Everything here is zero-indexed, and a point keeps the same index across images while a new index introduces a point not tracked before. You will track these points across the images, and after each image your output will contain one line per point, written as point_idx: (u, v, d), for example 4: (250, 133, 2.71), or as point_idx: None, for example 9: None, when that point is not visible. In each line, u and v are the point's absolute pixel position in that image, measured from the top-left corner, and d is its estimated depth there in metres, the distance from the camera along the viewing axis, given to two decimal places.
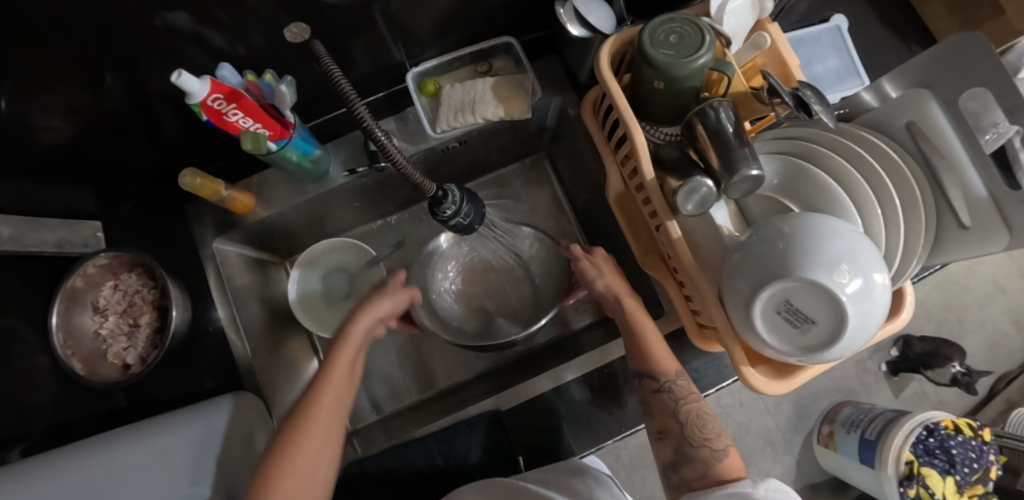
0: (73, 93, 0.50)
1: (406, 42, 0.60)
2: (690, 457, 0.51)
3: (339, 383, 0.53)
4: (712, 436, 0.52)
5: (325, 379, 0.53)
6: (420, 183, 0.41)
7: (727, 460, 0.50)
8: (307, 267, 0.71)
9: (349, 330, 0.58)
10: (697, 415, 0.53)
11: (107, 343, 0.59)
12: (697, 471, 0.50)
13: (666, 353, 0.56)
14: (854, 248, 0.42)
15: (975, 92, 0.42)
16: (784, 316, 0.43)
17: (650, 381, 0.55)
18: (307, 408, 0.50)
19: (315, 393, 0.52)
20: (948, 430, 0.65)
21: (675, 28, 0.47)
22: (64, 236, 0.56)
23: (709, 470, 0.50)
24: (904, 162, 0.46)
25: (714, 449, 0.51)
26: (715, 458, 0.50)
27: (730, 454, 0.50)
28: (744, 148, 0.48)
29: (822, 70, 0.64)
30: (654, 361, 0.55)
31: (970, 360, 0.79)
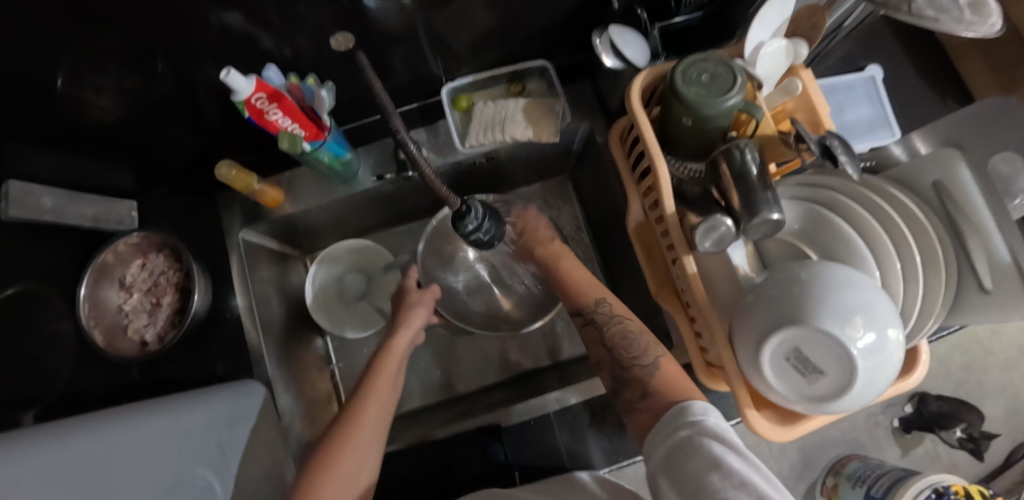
0: (125, 78, 0.53)
1: (443, 56, 0.62)
2: (624, 379, 0.50)
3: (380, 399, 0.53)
4: (640, 352, 0.50)
5: (369, 391, 0.54)
6: (446, 197, 0.42)
7: (661, 373, 0.48)
8: (328, 264, 0.73)
9: (392, 344, 0.59)
10: (623, 334, 0.52)
11: (129, 318, 0.61)
12: (636, 393, 0.48)
13: (589, 285, 0.59)
14: (870, 302, 0.42)
15: (1007, 156, 0.44)
16: (792, 364, 0.43)
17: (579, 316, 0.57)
18: (349, 421, 0.51)
19: (357, 409, 0.52)
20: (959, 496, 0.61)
21: (708, 68, 0.47)
22: (100, 212, 0.59)
23: (646, 387, 0.48)
24: (927, 220, 0.45)
25: (644, 366, 0.49)
26: (648, 372, 0.49)
27: (661, 366, 0.49)
28: (767, 191, 0.48)
29: (855, 118, 0.64)
30: (578, 295, 0.58)
31: (988, 425, 0.76)
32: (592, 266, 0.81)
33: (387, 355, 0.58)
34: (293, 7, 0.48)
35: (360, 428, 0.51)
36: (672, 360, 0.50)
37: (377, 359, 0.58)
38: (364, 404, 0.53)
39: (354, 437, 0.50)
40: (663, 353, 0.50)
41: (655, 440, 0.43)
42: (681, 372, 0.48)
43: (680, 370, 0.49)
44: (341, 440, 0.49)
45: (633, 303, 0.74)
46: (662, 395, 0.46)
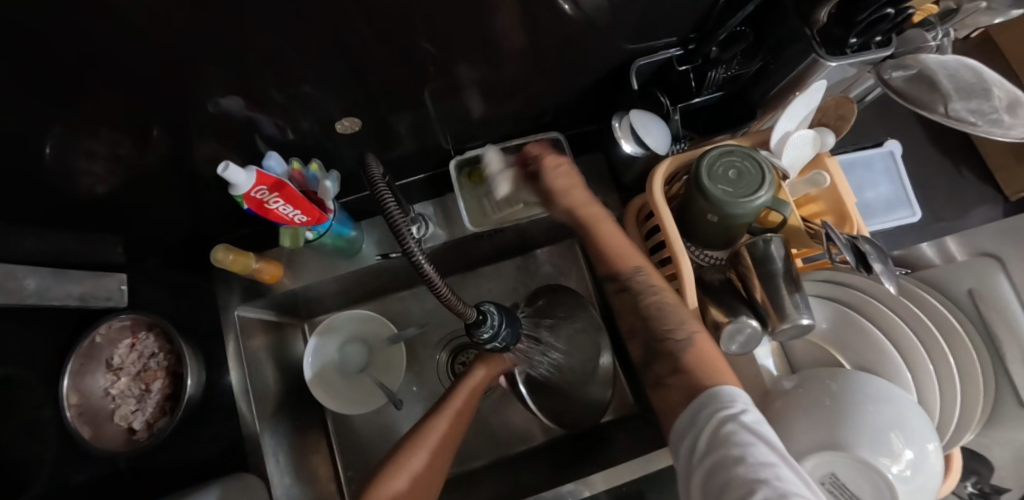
0: (117, 153, 0.50)
1: (452, 127, 0.60)
2: (657, 352, 0.47)
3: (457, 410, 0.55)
4: (674, 325, 0.46)
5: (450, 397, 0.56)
6: (461, 311, 0.40)
7: (694, 352, 0.44)
8: (326, 336, 0.69)
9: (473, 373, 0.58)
10: (657, 306, 0.48)
11: (115, 403, 0.57)
12: (668, 367, 0.45)
13: (629, 249, 0.52)
14: (904, 421, 0.40)
15: None
16: (827, 489, 0.41)
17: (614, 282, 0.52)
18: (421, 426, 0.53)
19: (432, 413, 0.54)
20: None
21: (735, 163, 0.46)
22: (88, 289, 0.56)
23: (678, 364, 0.44)
24: (962, 329, 0.44)
25: (678, 340, 0.46)
26: (683, 349, 0.45)
27: (696, 342, 0.45)
28: (795, 293, 0.45)
29: (873, 197, 0.62)
30: (614, 258, 0.52)
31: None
32: None
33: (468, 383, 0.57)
34: (296, 89, 0.46)
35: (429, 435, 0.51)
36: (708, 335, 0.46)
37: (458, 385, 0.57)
38: (440, 412, 0.54)
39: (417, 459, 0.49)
40: (698, 328, 0.46)
41: (685, 428, 0.40)
42: (716, 351, 0.44)
43: (710, 341, 0.46)
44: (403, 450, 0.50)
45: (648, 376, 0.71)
46: (695, 374, 0.42)
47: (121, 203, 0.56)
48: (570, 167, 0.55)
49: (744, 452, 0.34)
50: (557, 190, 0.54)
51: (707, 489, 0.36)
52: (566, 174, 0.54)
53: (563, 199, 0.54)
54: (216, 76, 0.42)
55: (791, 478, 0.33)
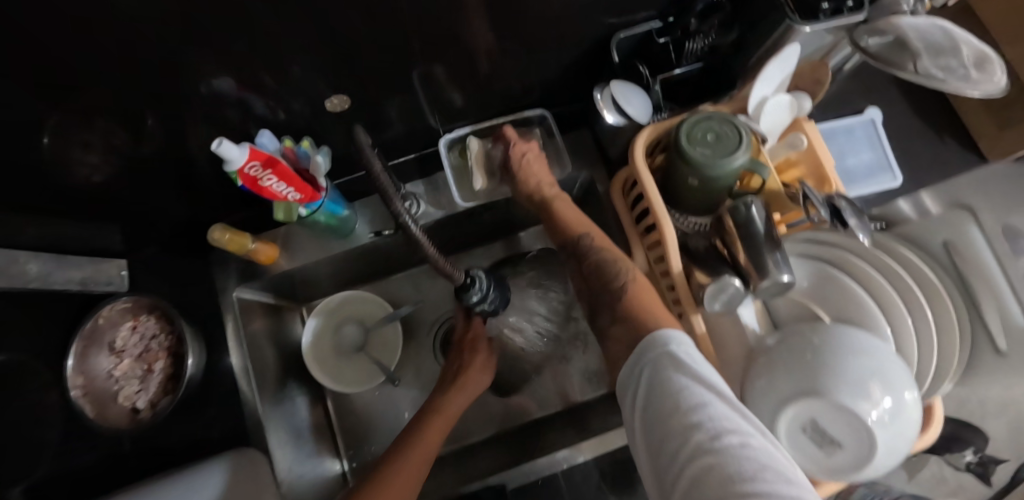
0: (112, 141, 0.51)
1: (438, 107, 0.61)
2: (600, 305, 0.52)
3: (440, 427, 0.55)
4: (612, 277, 0.52)
5: (433, 416, 0.56)
6: (452, 274, 0.40)
7: (631, 297, 0.49)
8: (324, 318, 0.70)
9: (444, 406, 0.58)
10: (602, 262, 0.53)
11: (119, 384, 0.58)
12: (609, 315, 0.50)
13: (584, 220, 0.57)
14: (885, 370, 0.41)
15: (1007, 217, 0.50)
16: (808, 435, 0.42)
17: (568, 249, 0.57)
18: (406, 440, 0.53)
19: (417, 430, 0.54)
20: None
21: (714, 127, 0.47)
22: (88, 274, 0.57)
23: (615, 312, 0.49)
24: (938, 281, 0.45)
25: (616, 291, 0.50)
26: (617, 297, 0.50)
27: (632, 289, 0.50)
28: (776, 252, 0.47)
29: (856, 163, 0.64)
30: (566, 227, 0.57)
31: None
32: None
33: (434, 414, 0.56)
34: (286, 71, 0.47)
35: (415, 447, 0.52)
36: (644, 283, 0.51)
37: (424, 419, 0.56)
38: (425, 429, 0.54)
39: None
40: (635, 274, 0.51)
41: (629, 373, 0.44)
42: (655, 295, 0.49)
43: (647, 285, 0.51)
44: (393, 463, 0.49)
45: None
46: (634, 315, 0.47)
47: (117, 193, 0.57)
48: (538, 151, 0.61)
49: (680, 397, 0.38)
50: (525, 174, 0.59)
51: (649, 434, 0.40)
52: (535, 158, 0.60)
53: (529, 176, 0.59)
54: (204, 58, 0.43)
55: (722, 413, 0.37)
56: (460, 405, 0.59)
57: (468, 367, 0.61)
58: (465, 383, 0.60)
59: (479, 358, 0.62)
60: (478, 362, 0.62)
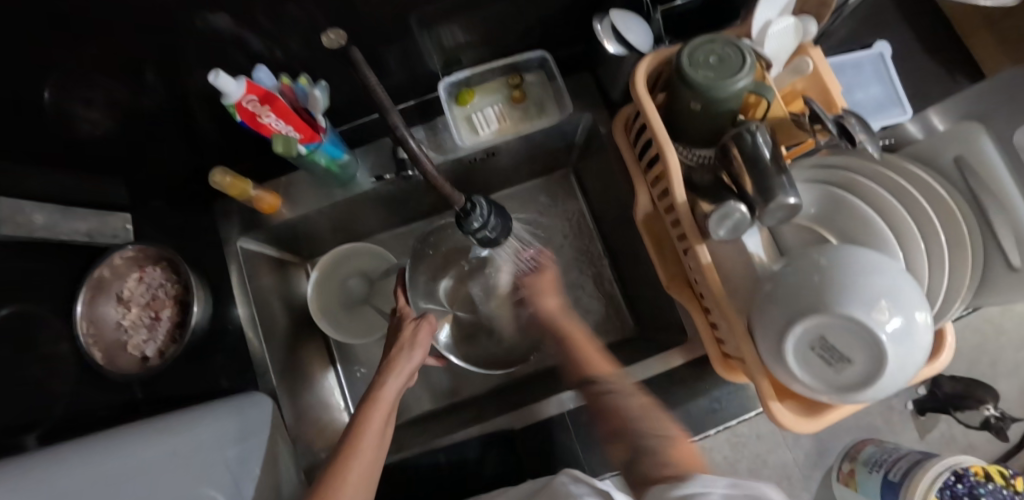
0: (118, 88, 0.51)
1: (438, 51, 0.60)
2: (643, 446, 0.47)
3: (383, 419, 0.48)
4: (647, 422, 0.49)
5: (370, 407, 0.48)
6: (452, 195, 0.41)
7: (677, 448, 0.47)
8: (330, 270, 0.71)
9: (376, 392, 0.49)
10: (654, 406, 0.51)
11: (128, 334, 0.59)
12: (653, 465, 0.46)
13: (599, 355, 0.55)
14: (897, 286, 0.40)
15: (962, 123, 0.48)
16: (818, 353, 0.41)
17: (597, 386, 0.53)
18: (351, 438, 0.46)
19: (357, 428, 0.47)
20: (977, 476, 0.61)
21: (716, 50, 0.46)
22: (94, 226, 0.57)
23: (658, 459, 0.46)
24: (951, 198, 0.43)
25: (662, 433, 0.48)
26: (661, 443, 0.47)
27: (677, 442, 0.47)
28: (782, 175, 0.46)
29: (863, 98, 0.62)
30: (588, 366, 0.55)
31: (1003, 404, 0.75)
32: (598, 259, 0.79)
33: (369, 405, 0.48)
34: (282, 7, 0.46)
35: (360, 451, 0.45)
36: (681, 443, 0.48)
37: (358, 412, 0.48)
38: (362, 426, 0.47)
39: None
40: (674, 424, 0.49)
41: (661, 490, 0.43)
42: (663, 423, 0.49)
43: (671, 428, 0.49)
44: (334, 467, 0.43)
45: (642, 297, 0.72)
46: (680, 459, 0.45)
47: (121, 145, 0.58)
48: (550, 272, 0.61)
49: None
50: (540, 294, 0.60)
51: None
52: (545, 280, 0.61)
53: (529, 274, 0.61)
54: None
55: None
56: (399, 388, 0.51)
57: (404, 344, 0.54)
58: (403, 360, 0.52)
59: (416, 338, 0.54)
60: (417, 338, 0.54)
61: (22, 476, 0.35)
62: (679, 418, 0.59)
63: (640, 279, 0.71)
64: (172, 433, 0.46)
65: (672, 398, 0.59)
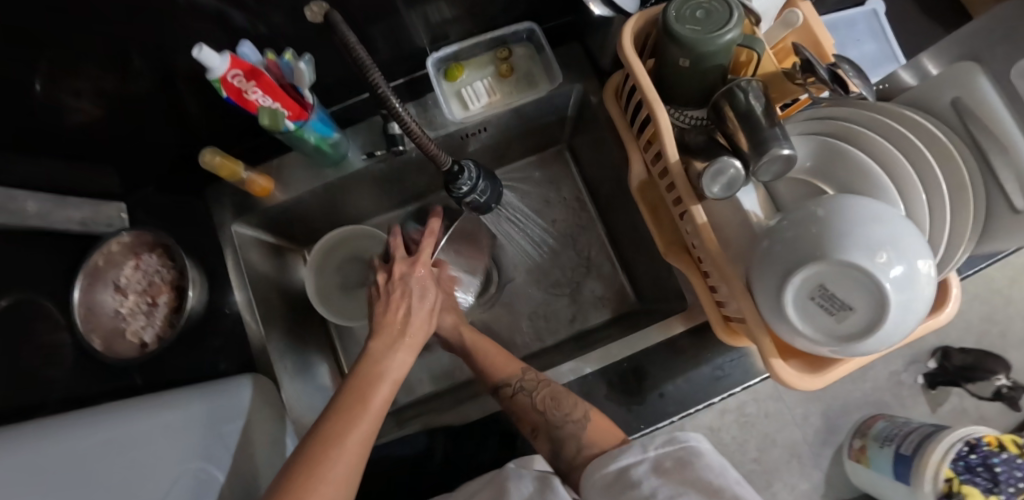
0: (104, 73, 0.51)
1: (425, 26, 0.60)
2: (560, 437, 0.53)
3: (390, 391, 0.49)
4: (568, 407, 0.54)
5: (378, 378, 0.49)
6: (436, 155, 0.46)
7: (592, 426, 0.52)
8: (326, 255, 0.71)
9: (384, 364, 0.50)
10: (552, 397, 0.55)
11: (126, 321, 0.60)
12: (574, 450, 0.52)
13: (508, 360, 0.60)
14: (897, 231, 0.39)
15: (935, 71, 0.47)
16: (818, 303, 0.40)
17: (505, 389, 0.57)
18: (359, 402, 0.46)
19: (364, 394, 0.47)
20: (992, 446, 0.62)
21: (702, 4, 0.45)
22: (88, 215, 0.58)
23: (580, 443, 0.51)
24: (949, 142, 0.42)
25: (574, 419, 0.53)
26: (579, 427, 0.52)
27: (590, 420, 0.52)
28: (775, 127, 0.45)
29: (858, 56, 0.64)
30: (496, 370, 0.59)
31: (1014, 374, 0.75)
32: (594, 235, 0.78)
33: (374, 375, 0.49)
34: None
35: (367, 414, 0.46)
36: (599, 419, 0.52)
37: (364, 381, 0.49)
38: (368, 393, 0.47)
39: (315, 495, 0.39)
40: (589, 408, 0.53)
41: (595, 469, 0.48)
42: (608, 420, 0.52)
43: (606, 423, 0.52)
44: (336, 429, 0.43)
45: (641, 272, 0.71)
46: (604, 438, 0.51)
47: (111, 132, 0.58)
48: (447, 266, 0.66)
49: (637, 479, 0.44)
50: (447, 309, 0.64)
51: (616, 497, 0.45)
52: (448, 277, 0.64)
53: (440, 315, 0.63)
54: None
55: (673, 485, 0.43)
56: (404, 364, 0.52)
57: (412, 320, 0.55)
58: (411, 337, 0.54)
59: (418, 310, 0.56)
60: (420, 317, 0.56)
61: (46, 436, 0.37)
62: (681, 389, 0.58)
63: (637, 251, 0.71)
64: (169, 414, 0.46)
65: (673, 368, 0.58)
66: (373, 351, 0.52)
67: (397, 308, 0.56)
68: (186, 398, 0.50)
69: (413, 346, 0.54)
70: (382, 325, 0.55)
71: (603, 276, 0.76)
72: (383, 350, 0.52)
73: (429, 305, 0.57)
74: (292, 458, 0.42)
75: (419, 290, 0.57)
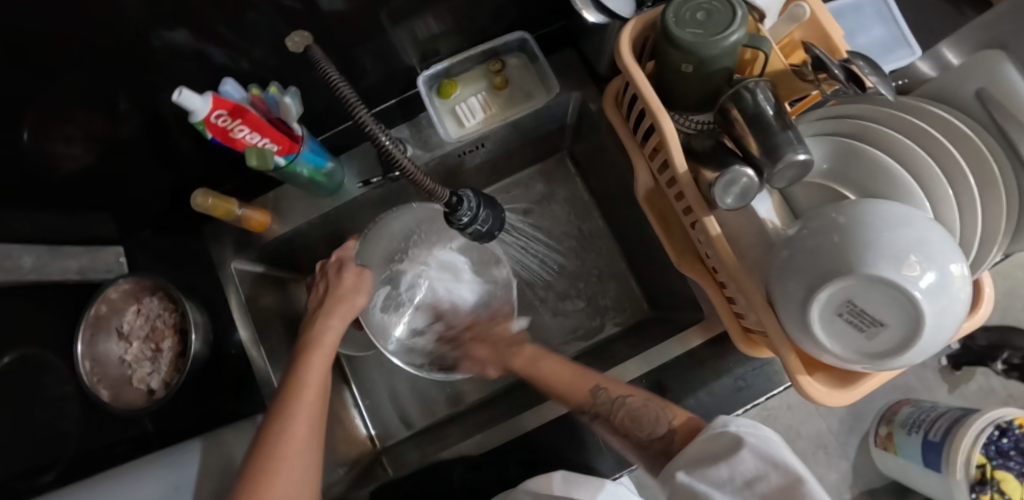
0: (90, 125, 0.49)
1: (414, 44, 0.58)
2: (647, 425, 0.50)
3: (323, 361, 0.53)
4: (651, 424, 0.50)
5: (311, 351, 0.53)
6: (431, 189, 0.43)
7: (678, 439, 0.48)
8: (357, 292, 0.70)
9: (318, 338, 0.55)
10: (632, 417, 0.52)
11: (132, 369, 0.59)
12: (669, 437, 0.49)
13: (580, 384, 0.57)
14: (927, 237, 0.36)
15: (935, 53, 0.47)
16: (846, 319, 0.38)
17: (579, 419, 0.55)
18: (295, 381, 0.50)
19: (299, 375, 0.51)
20: (1022, 428, 0.59)
21: (703, 5, 0.42)
22: (86, 263, 0.59)
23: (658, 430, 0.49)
24: (977, 136, 0.40)
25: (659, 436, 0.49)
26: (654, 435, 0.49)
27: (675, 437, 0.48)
28: (788, 131, 0.42)
29: (867, 42, 0.62)
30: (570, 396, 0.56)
31: None
32: (602, 239, 0.76)
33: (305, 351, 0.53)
34: (242, 17, 0.44)
35: (303, 390, 0.50)
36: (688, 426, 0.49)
37: (298, 357, 0.53)
38: (304, 372, 0.51)
39: (274, 472, 0.43)
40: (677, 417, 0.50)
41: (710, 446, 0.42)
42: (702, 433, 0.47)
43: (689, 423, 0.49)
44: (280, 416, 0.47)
45: (653, 278, 0.69)
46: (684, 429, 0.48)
47: (102, 180, 0.56)
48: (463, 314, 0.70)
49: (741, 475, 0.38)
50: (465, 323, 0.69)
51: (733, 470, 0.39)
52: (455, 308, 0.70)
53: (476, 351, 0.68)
54: (152, 9, 0.40)
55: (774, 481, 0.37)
56: (338, 331, 0.56)
57: (342, 290, 0.59)
58: (338, 306, 0.57)
59: (347, 279, 0.59)
60: (349, 282, 0.60)
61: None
62: (704, 402, 0.56)
63: (646, 255, 0.69)
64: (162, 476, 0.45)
65: (694, 380, 0.57)
66: (307, 327, 0.57)
67: (332, 280, 0.60)
68: (204, 443, 0.51)
69: (345, 314, 0.57)
70: (317, 300, 0.60)
71: (614, 280, 0.74)
72: (314, 322, 0.57)
73: (360, 280, 0.60)
74: (249, 450, 0.46)
75: (346, 275, 0.60)
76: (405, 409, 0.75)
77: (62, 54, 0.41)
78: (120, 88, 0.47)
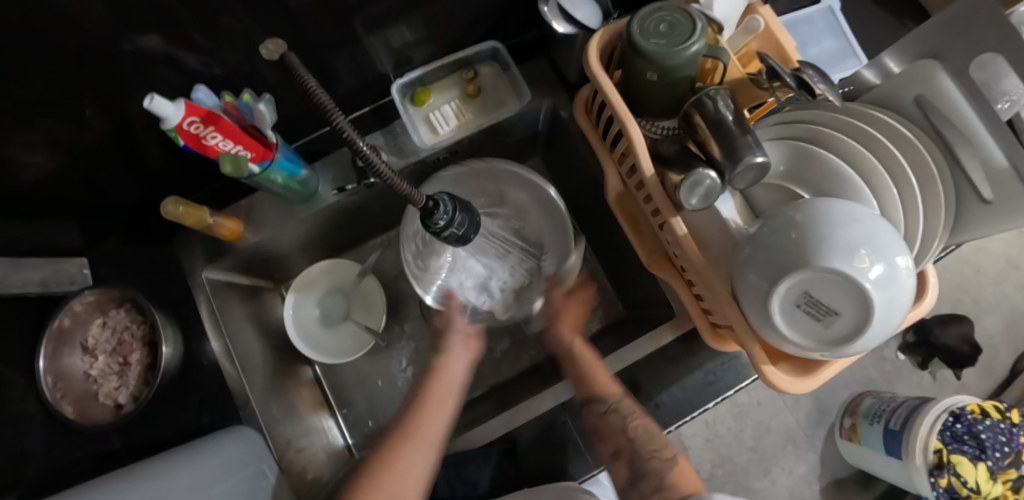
0: (54, 131, 0.47)
1: (387, 52, 0.59)
2: (644, 468, 0.51)
3: (446, 394, 0.55)
4: (659, 444, 0.52)
5: (433, 382, 0.55)
6: (407, 193, 0.41)
7: (676, 468, 0.51)
8: (330, 292, 0.75)
9: (442, 372, 0.57)
10: (645, 428, 0.53)
11: (98, 383, 0.57)
12: (653, 484, 0.49)
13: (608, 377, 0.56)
14: (874, 231, 0.39)
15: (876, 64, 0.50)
16: (805, 310, 0.40)
17: (597, 404, 0.54)
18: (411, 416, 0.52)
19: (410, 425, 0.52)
20: (975, 414, 0.63)
21: (666, 17, 0.45)
22: (47, 275, 0.54)
23: (663, 481, 0.49)
24: (915, 138, 0.43)
25: (663, 458, 0.52)
26: (666, 466, 0.51)
27: (679, 462, 0.51)
28: (747, 136, 0.45)
29: (819, 53, 0.67)
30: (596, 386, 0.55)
31: (983, 338, 0.79)
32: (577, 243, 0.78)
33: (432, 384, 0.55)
34: (217, 23, 0.44)
35: (425, 419, 0.52)
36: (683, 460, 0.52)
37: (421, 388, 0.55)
38: (424, 404, 0.53)
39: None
40: (678, 449, 0.53)
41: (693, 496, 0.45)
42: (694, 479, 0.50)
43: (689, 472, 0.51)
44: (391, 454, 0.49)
45: (626, 281, 0.71)
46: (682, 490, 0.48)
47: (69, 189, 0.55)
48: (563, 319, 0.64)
49: None
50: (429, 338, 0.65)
51: None
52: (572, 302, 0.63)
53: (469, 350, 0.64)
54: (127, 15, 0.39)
55: None
56: (461, 368, 0.58)
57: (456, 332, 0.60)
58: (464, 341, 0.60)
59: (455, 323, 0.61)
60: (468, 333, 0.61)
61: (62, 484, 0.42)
62: (676, 397, 0.59)
63: (618, 258, 0.71)
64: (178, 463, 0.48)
65: (666, 377, 0.60)
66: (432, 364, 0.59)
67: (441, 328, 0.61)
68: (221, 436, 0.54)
69: (466, 350, 0.60)
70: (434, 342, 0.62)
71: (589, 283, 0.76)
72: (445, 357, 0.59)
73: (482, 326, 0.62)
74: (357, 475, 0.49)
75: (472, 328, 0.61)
76: (383, 417, 0.74)
77: (26, 62, 0.39)
78: (90, 95, 0.46)
